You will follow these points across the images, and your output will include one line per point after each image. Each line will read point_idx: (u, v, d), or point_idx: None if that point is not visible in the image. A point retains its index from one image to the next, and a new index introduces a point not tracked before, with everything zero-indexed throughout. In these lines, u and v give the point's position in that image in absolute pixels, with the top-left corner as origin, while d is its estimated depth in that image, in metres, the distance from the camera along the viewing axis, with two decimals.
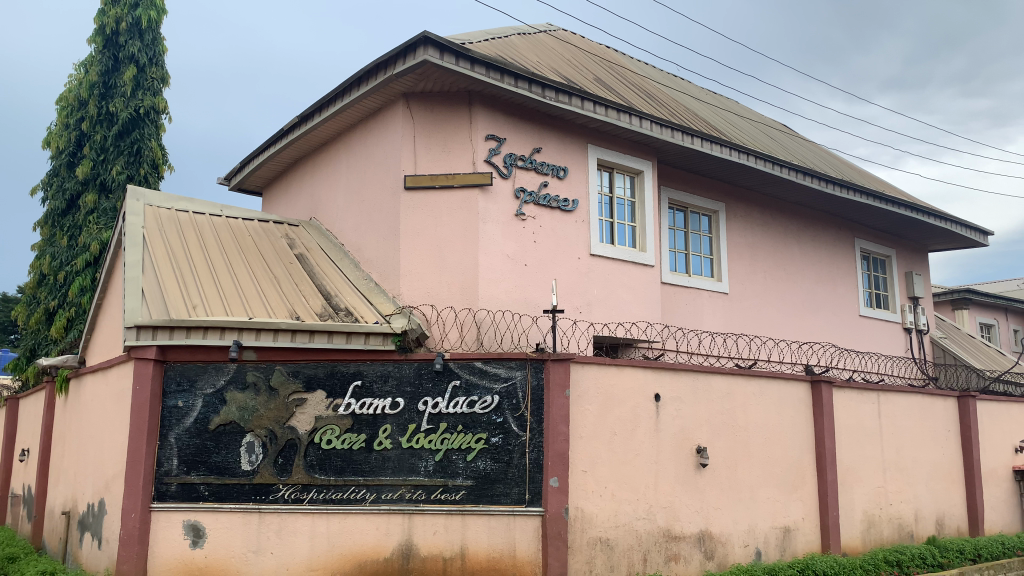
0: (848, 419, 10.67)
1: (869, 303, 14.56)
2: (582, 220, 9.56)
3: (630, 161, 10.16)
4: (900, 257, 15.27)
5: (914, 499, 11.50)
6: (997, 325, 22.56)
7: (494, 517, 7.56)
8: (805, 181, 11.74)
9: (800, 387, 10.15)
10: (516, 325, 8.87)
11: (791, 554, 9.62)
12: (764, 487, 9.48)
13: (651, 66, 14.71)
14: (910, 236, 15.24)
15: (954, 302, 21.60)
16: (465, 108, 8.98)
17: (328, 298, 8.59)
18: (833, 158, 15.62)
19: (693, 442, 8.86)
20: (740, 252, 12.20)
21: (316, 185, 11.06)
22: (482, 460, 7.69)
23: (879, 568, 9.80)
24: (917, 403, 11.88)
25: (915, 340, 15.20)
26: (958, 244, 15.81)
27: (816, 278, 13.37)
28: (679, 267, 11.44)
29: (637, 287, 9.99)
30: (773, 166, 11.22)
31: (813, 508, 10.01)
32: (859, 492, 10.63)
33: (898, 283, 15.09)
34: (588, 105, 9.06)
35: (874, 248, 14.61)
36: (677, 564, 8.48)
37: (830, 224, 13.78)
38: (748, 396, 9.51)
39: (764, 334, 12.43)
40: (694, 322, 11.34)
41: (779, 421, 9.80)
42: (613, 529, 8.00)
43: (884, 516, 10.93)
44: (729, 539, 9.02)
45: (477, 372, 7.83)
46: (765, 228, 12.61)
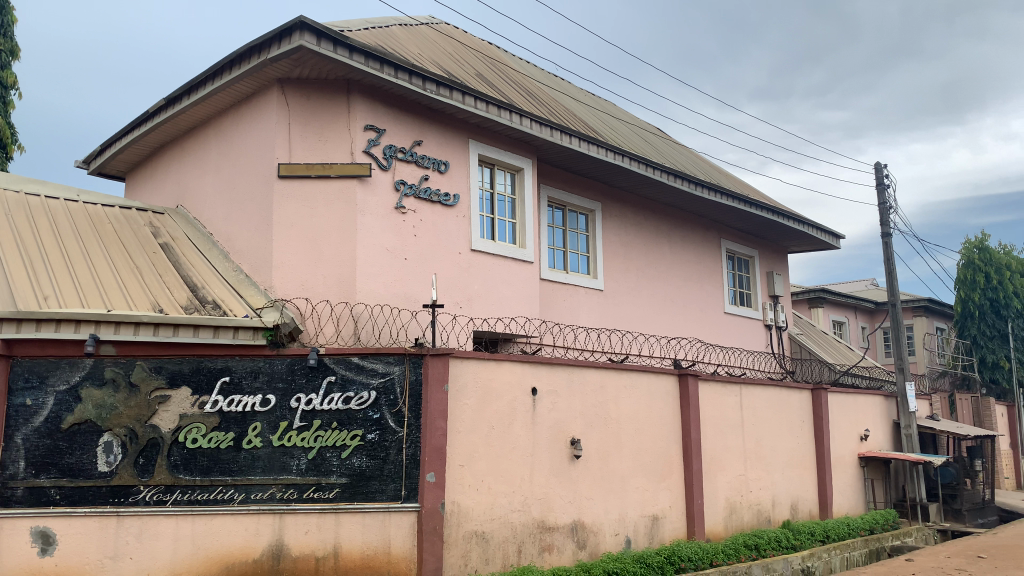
0: (713, 411, 11.21)
1: (734, 301, 15.34)
2: (463, 215, 9.56)
3: (510, 158, 10.23)
4: (762, 257, 16.15)
5: (771, 485, 12.21)
6: (848, 323, 24.27)
7: (370, 514, 7.45)
8: (676, 183, 12.23)
9: (669, 380, 10.57)
10: (394, 320, 8.76)
11: (658, 541, 10.00)
12: (634, 477, 9.82)
13: (533, 65, 14.89)
14: (771, 238, 16.15)
15: (811, 301, 23.08)
16: (343, 98, 8.79)
17: (194, 290, 8.20)
18: (703, 161, 16.33)
19: (568, 434, 9.05)
20: (615, 249, 12.57)
21: (184, 171, 10.52)
22: (357, 457, 7.56)
23: (739, 552, 10.34)
24: (775, 395, 12.61)
25: (774, 336, 16.15)
26: (813, 247, 16.90)
27: (686, 276, 13.95)
28: (557, 264, 11.65)
29: (516, 283, 10.09)
30: (646, 167, 11.61)
31: (680, 496, 10.45)
32: (721, 481, 11.18)
33: (760, 282, 15.96)
34: (469, 100, 9.06)
35: (738, 249, 15.39)
36: (550, 554, 8.64)
37: (699, 225, 14.41)
38: (620, 389, 9.80)
39: (638, 329, 12.84)
40: (571, 318, 11.59)
41: (650, 414, 10.17)
42: (488, 522, 8.05)
43: (744, 502, 11.55)
44: (601, 529, 9.28)
45: (354, 368, 7.69)
46: (639, 228, 13.04)
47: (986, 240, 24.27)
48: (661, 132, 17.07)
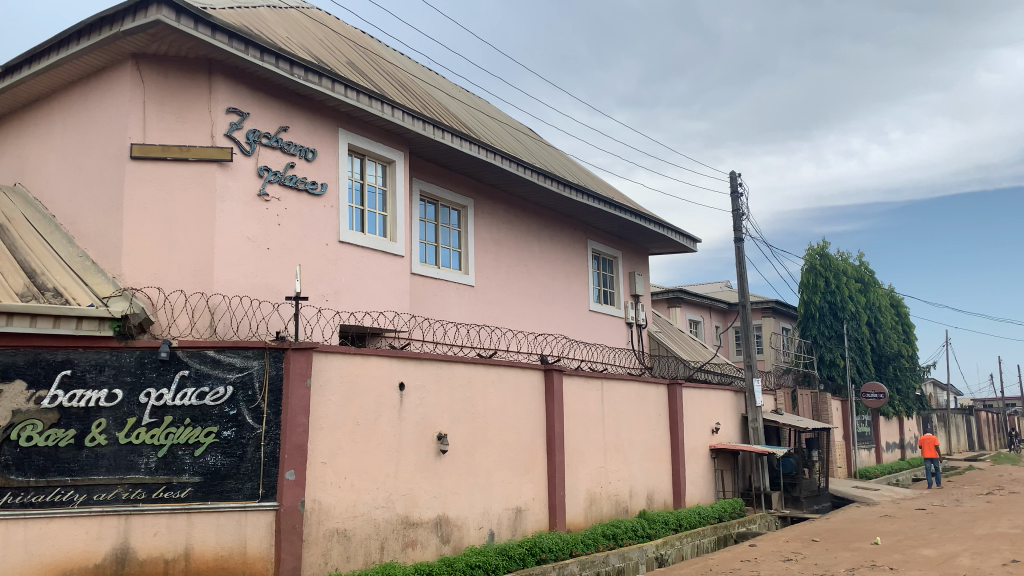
0: (576, 405, 11.52)
1: (598, 299, 15.82)
2: (331, 205, 9.34)
3: (381, 149, 10.09)
4: (625, 258, 16.75)
5: (629, 477, 12.69)
6: (703, 322, 25.56)
7: (224, 514, 7.15)
8: (545, 183, 12.47)
9: (536, 376, 10.77)
10: (255, 312, 8.46)
11: (521, 534, 10.18)
12: (499, 471, 9.94)
13: (407, 58, 14.75)
14: (634, 240, 16.77)
15: (669, 301, 24.16)
16: (204, 78, 8.38)
17: (32, 276, 7.57)
18: (572, 163, 16.73)
19: (434, 429, 9.04)
20: (486, 246, 12.66)
21: (23, 146, 9.70)
22: (212, 455, 7.24)
23: (598, 542, 10.69)
24: (634, 390, 13.12)
25: (635, 334, 16.81)
26: (672, 249, 17.69)
27: (554, 274, 14.25)
28: (428, 259, 11.61)
29: (385, 277, 9.97)
30: (517, 166, 11.77)
31: (543, 488, 10.68)
32: (583, 473, 11.52)
33: (623, 281, 16.54)
34: (338, 88, 8.86)
35: (604, 249, 15.88)
36: (413, 549, 8.61)
37: (567, 224, 14.75)
38: (487, 385, 9.89)
39: (506, 325, 13.00)
40: (440, 313, 11.58)
41: (516, 408, 10.32)
42: (350, 519, 7.92)
43: (603, 494, 11.94)
44: (465, 523, 9.34)
45: (210, 362, 7.36)
46: (509, 225, 13.19)
47: (827, 247, 26.22)
48: (532, 132, 17.34)
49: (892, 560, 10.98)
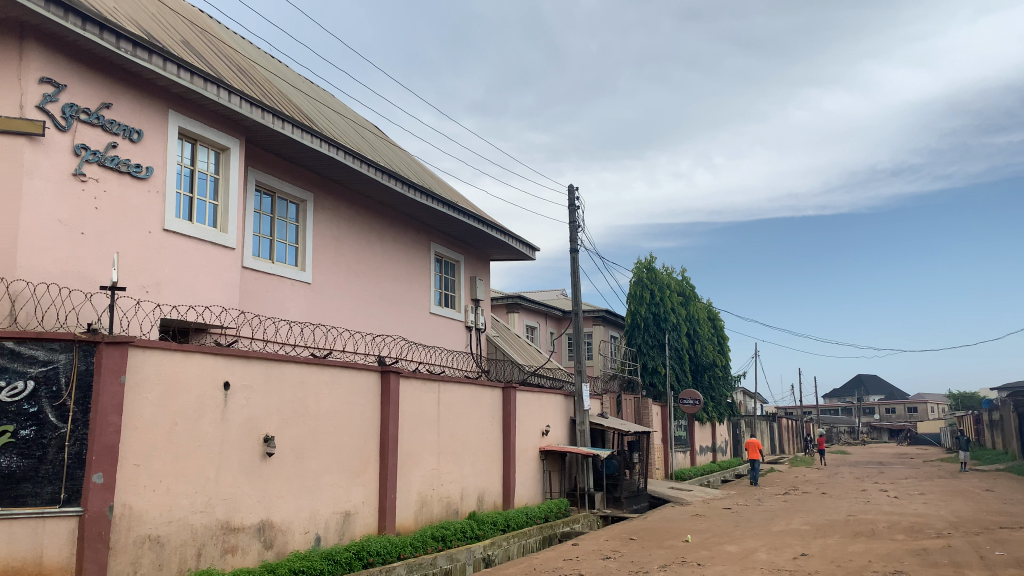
0: (411, 407, 11.49)
1: (439, 302, 15.86)
2: (157, 191, 8.79)
3: (214, 135, 9.61)
4: (467, 262, 16.92)
5: (461, 479, 12.80)
6: (539, 328, 26.25)
7: (18, 521, 6.50)
8: (388, 182, 12.36)
9: (371, 377, 10.64)
10: (63, 302, 7.80)
11: (348, 538, 10.00)
12: (328, 474, 9.72)
13: (248, 43, 14.16)
14: (476, 245, 16.97)
15: (508, 306, 24.66)
16: (15, 42, 7.62)
17: None
18: (417, 165, 16.69)
19: (261, 431, 8.71)
20: (325, 243, 12.37)
21: None
22: (6, 457, 6.59)
23: (427, 544, 10.70)
24: (469, 393, 13.27)
25: (473, 337, 17.00)
26: (512, 256, 18.07)
27: (394, 275, 14.15)
28: (262, 253, 11.18)
29: (214, 269, 9.51)
30: (360, 163, 11.59)
31: (374, 491, 10.56)
32: (415, 475, 11.50)
33: (464, 285, 16.69)
34: (170, 68, 8.37)
35: (446, 252, 15.95)
36: (233, 556, 8.23)
37: (410, 225, 14.69)
38: (320, 386, 9.66)
39: (342, 325, 12.75)
40: (273, 310, 11.18)
41: (349, 410, 10.14)
42: (165, 525, 7.47)
43: (435, 496, 11.97)
44: (290, 527, 9.05)
45: (7, 355, 6.71)
46: (350, 223, 12.96)
47: (654, 262, 27.76)
48: (378, 131, 17.14)
49: (699, 556, 11.78)
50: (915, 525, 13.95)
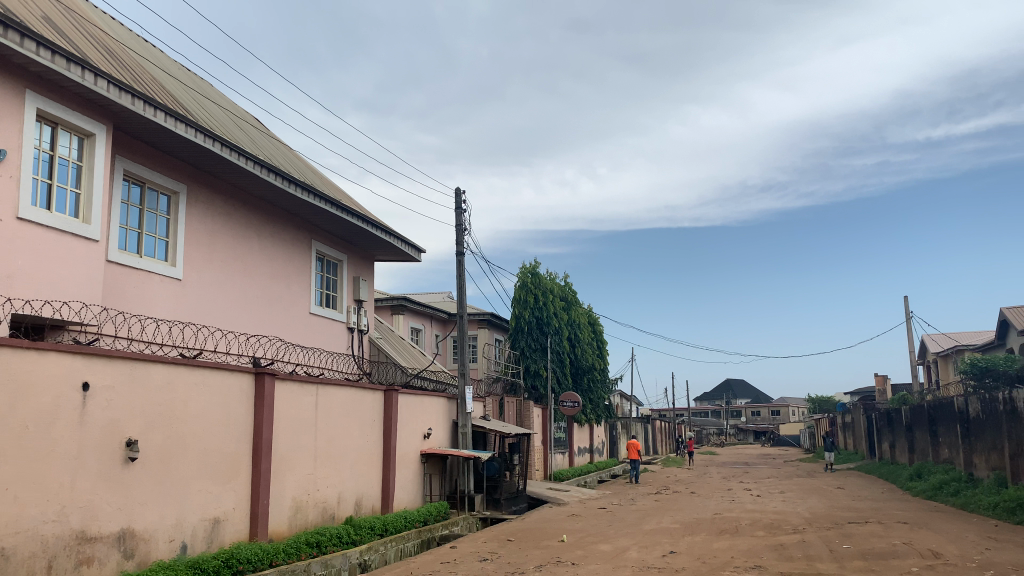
0: (287, 410, 11.18)
1: (320, 302, 15.51)
2: (11, 177, 8.18)
3: (78, 120, 9.04)
4: (350, 262, 16.62)
5: (338, 483, 12.56)
6: (424, 330, 26.10)
7: None
8: (268, 177, 11.98)
9: (245, 379, 10.28)
10: None
11: (217, 546, 9.61)
12: (196, 479, 9.31)
13: (119, 25, 13.40)
14: (360, 244, 16.70)
15: (392, 307, 24.43)
16: None
17: None
18: (300, 161, 16.27)
19: (123, 435, 8.24)
20: (198, 237, 11.87)
21: None
22: None
23: (301, 550, 10.43)
24: (349, 395, 13.05)
25: (355, 339, 16.73)
26: (397, 257, 17.90)
27: (272, 274, 13.72)
28: (129, 247, 10.61)
29: (75, 262, 8.94)
30: (238, 156, 11.18)
31: (245, 497, 10.20)
32: (290, 480, 11.19)
33: (346, 285, 16.39)
34: (30, 45, 7.81)
35: (328, 251, 15.60)
36: (89, 567, 7.73)
37: (290, 222, 14.30)
38: (189, 387, 9.25)
39: (215, 324, 12.26)
40: (140, 306, 10.62)
41: (220, 412, 9.76)
42: (11, 536, 6.94)
43: (310, 501, 11.69)
44: (153, 536, 8.60)
45: None
46: (226, 218, 12.49)
47: (539, 266, 28.17)
48: (260, 123, 16.58)
49: (573, 555, 12.06)
50: (774, 522, 14.79)
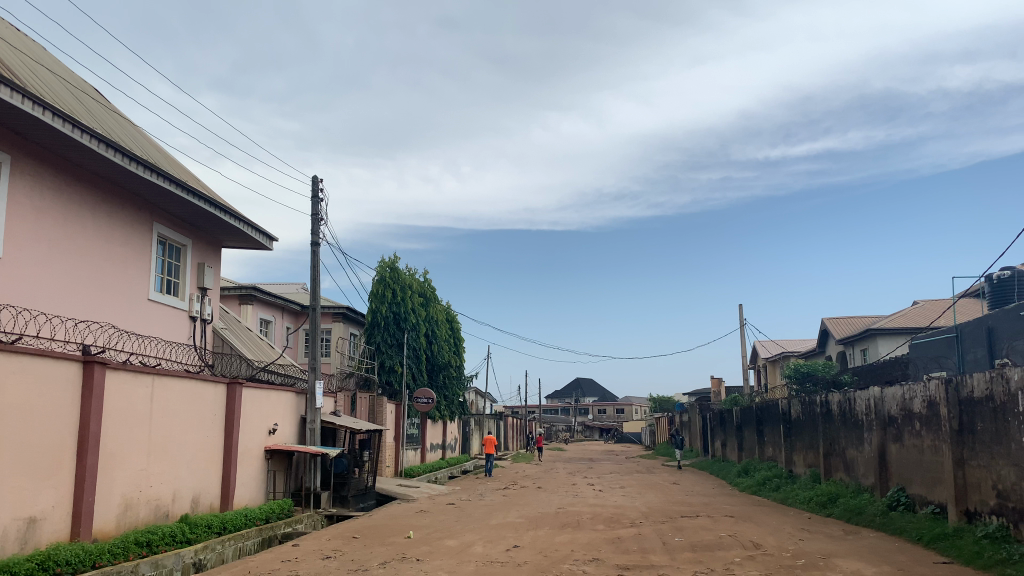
0: (119, 402, 10.50)
1: (159, 288, 14.66)
2: None
3: None
4: (195, 247, 15.80)
5: (173, 480, 11.92)
6: (274, 322, 25.25)
7: None
8: (106, 153, 11.20)
9: (71, 368, 9.57)
10: None
11: (32, 547, 8.87)
12: (10, 476, 8.57)
13: None
14: (206, 229, 15.91)
15: (241, 297, 23.48)
16: None
17: None
18: (143, 137, 15.29)
19: None
20: (23, 213, 10.91)
21: None
22: None
23: (128, 551, 9.82)
24: (189, 388, 12.42)
25: (198, 328, 15.95)
26: (246, 244, 17.20)
27: (107, 256, 12.84)
28: None
29: None
30: (72, 128, 10.38)
31: (68, 494, 9.49)
32: (119, 476, 10.51)
33: (190, 272, 15.57)
34: None
35: (171, 235, 14.76)
36: None
37: (130, 202, 13.42)
38: (5, 375, 8.49)
39: (38, 308, 11.31)
40: None
41: (41, 402, 9.02)
42: None
43: (142, 498, 11.03)
44: None
45: None
46: (56, 193, 11.56)
47: (398, 261, 27.88)
48: (99, 94, 15.43)
49: (418, 552, 12.05)
50: (613, 516, 15.43)
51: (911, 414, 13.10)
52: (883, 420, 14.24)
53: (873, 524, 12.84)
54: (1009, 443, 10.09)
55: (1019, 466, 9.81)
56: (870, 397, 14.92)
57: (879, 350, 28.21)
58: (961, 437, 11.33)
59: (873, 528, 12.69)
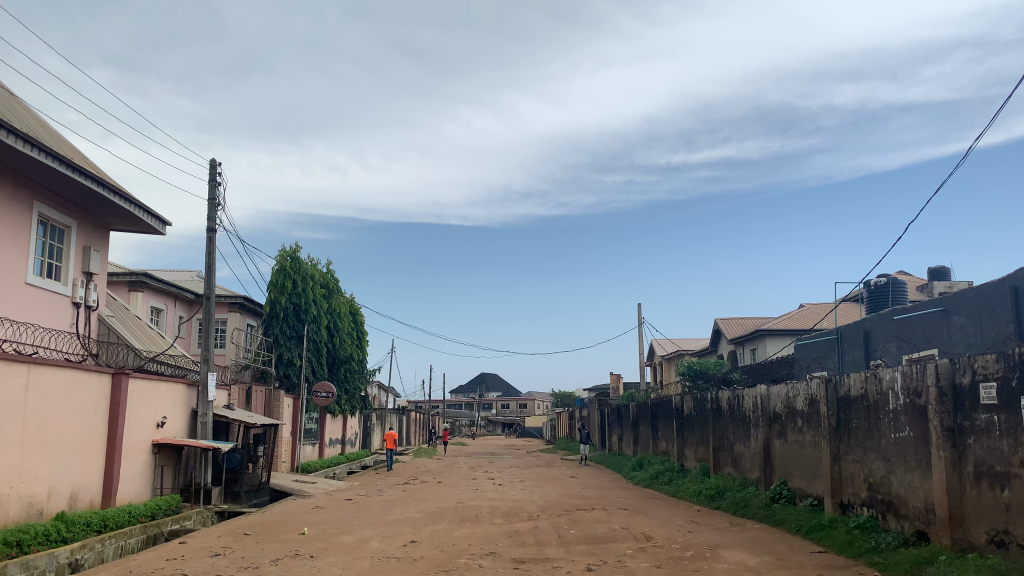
0: None
1: (39, 272, 13.80)
2: None
3: None
4: (80, 230, 14.96)
5: (49, 476, 11.26)
6: (166, 311, 24.22)
7: None
8: None
9: None
10: None
11: None
12: None
13: None
14: (93, 211, 15.09)
15: (130, 284, 22.41)
16: None
17: None
18: (25, 110, 14.35)
19: None
20: None
21: None
22: None
23: None
24: (69, 378, 11.77)
25: (82, 316, 15.11)
26: (137, 228, 16.42)
27: None
28: None
29: None
30: None
31: None
32: None
33: (73, 256, 14.73)
34: None
35: (54, 216, 13.92)
36: None
37: (8, 179, 12.57)
38: None
39: None
40: None
41: None
42: None
43: (13, 495, 10.36)
44: None
45: None
46: None
47: (299, 251, 27.18)
48: None
49: (312, 548, 11.82)
50: (511, 510, 15.56)
51: (794, 411, 13.77)
52: (769, 416, 14.91)
53: (756, 516, 13.44)
54: (880, 438, 10.75)
55: (888, 461, 10.47)
56: (757, 394, 15.60)
57: (767, 349, 29.52)
58: (838, 433, 11.99)
59: (756, 520, 13.28)
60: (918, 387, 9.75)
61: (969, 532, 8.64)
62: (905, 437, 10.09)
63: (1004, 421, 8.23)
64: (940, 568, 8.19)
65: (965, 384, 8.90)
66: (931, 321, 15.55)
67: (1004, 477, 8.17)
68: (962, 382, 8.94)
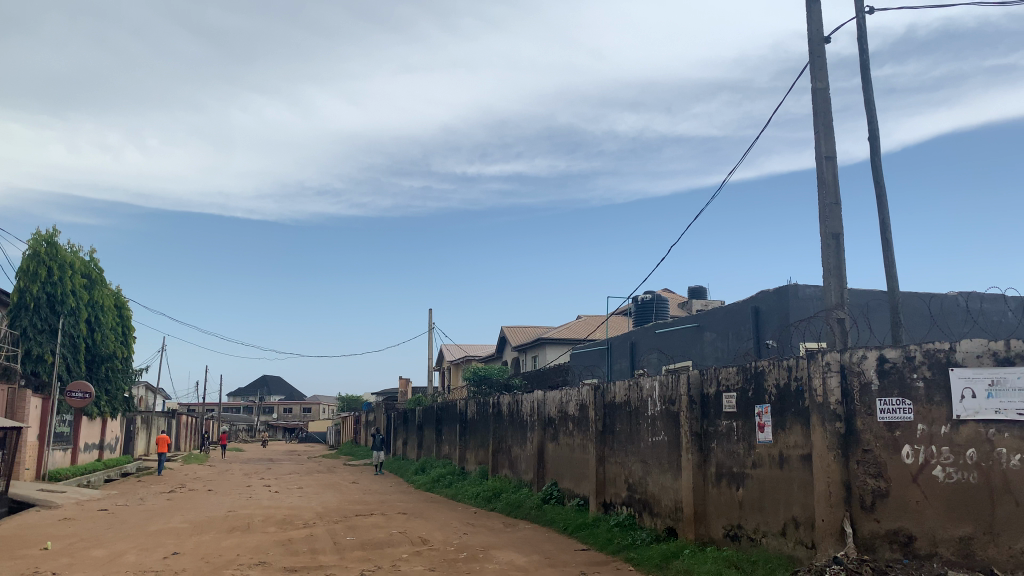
0: None
1: None
2: None
3: None
4: None
5: None
6: None
7: None
8: None
9: None
10: None
11: None
12: None
13: None
14: None
15: None
16: None
17: None
18: None
19: None
20: None
21: None
22: None
23: None
24: None
25: None
26: None
27: None
28: None
29: None
30: None
31: None
32: None
33: None
34: None
35: None
36: None
37: None
38: None
39: None
40: None
41: None
42: None
43: None
44: None
45: None
46: None
47: (56, 236, 24.45)
48: None
49: (56, 564, 10.72)
50: (286, 517, 15.07)
51: (566, 416, 14.58)
52: (544, 421, 15.65)
53: (529, 516, 14.04)
54: (639, 442, 11.68)
55: (645, 463, 11.39)
56: (534, 399, 16.32)
57: (547, 356, 30.92)
58: (604, 437, 12.87)
59: (528, 520, 13.88)
60: (672, 395, 10.72)
61: (709, 527, 9.65)
62: (659, 441, 11.05)
63: (740, 427, 9.27)
64: (684, 561, 9.05)
65: (711, 394, 9.92)
66: (687, 336, 17.14)
67: (739, 477, 9.21)
68: (708, 393, 9.97)
